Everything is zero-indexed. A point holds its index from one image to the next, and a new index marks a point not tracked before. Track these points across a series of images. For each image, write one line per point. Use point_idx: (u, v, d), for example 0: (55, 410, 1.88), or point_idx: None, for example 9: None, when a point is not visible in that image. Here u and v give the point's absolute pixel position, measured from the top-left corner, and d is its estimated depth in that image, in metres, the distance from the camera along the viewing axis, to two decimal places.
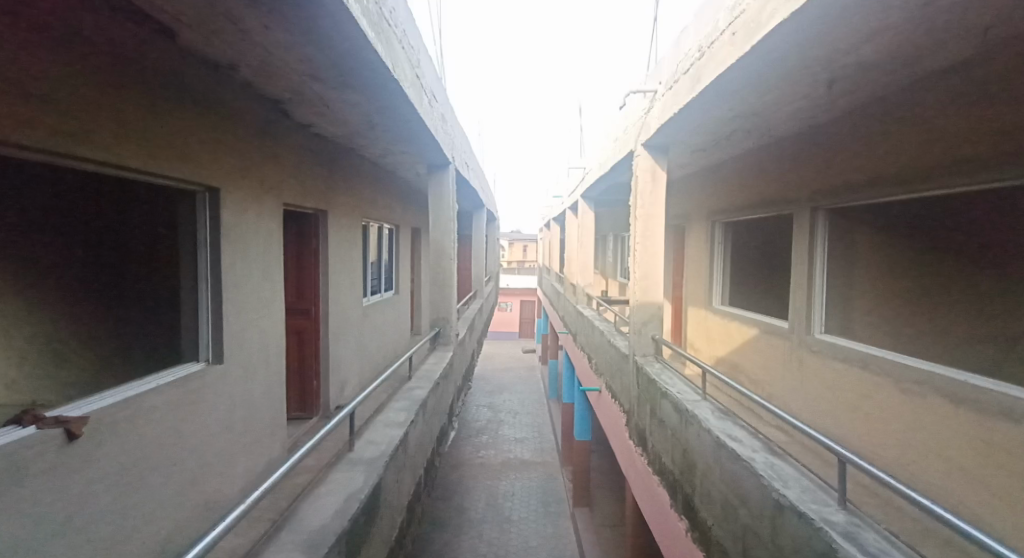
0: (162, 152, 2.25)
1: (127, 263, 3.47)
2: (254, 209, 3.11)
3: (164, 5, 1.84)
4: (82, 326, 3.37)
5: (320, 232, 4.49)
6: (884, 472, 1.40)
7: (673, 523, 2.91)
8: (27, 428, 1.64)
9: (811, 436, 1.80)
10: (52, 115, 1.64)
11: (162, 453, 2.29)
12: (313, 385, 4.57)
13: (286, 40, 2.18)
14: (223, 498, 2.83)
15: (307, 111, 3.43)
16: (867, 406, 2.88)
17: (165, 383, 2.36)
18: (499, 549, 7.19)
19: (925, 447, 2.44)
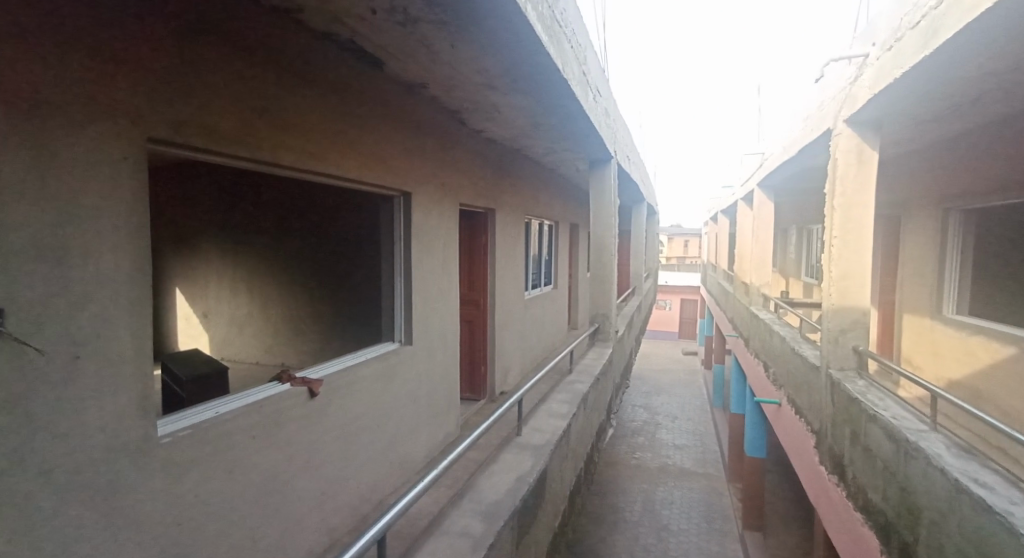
0: (371, 164, 2.67)
1: (338, 254, 4.06)
2: (437, 210, 3.48)
3: (376, 38, 2.16)
4: (309, 308, 4.15)
5: (488, 229, 4.83)
6: None
7: None
8: (283, 385, 2.13)
9: None
10: (298, 139, 2.08)
11: (369, 417, 2.72)
12: (481, 370, 4.95)
13: (469, 55, 2.38)
14: (412, 462, 3.25)
15: (481, 118, 3.71)
16: None
17: (371, 358, 2.80)
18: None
19: None
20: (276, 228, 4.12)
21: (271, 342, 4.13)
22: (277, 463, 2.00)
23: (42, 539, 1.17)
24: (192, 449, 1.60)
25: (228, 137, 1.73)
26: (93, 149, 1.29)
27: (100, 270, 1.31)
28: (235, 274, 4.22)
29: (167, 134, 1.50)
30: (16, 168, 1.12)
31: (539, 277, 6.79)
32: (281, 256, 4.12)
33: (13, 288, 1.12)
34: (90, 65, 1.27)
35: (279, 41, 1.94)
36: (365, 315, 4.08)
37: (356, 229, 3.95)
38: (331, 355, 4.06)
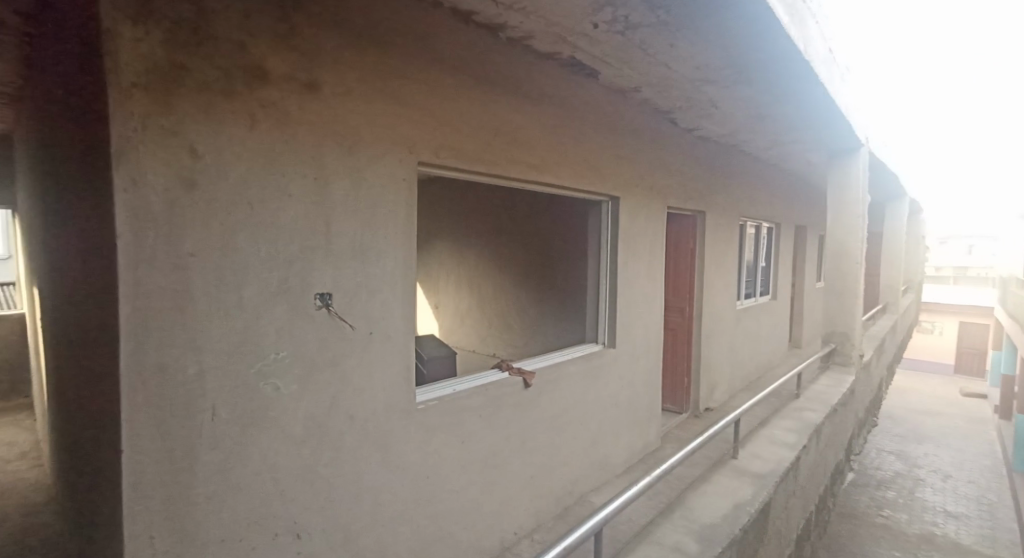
0: (586, 172, 2.78)
1: (541, 256, 4.18)
2: (645, 213, 3.42)
3: (595, 49, 2.25)
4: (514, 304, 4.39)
5: (696, 233, 4.53)
6: None
7: None
8: (503, 373, 2.38)
9: None
10: (524, 153, 2.29)
11: (574, 413, 2.85)
12: (684, 381, 4.68)
13: (690, 52, 2.28)
14: (613, 464, 3.27)
15: (694, 116, 3.51)
16: None
17: (577, 356, 2.92)
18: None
19: None
20: (493, 233, 4.56)
21: (486, 333, 4.63)
22: (498, 442, 2.26)
23: (345, 466, 1.57)
24: (437, 417, 1.92)
25: (472, 156, 2.01)
26: (386, 174, 1.65)
27: (386, 267, 1.67)
28: (461, 272, 4.87)
29: (431, 158, 1.83)
30: (343, 190, 1.52)
31: (754, 287, 6.10)
32: (497, 258, 4.53)
33: (337, 279, 1.52)
34: (385, 109, 1.64)
35: (513, 67, 2.18)
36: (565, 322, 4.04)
37: (562, 233, 4.03)
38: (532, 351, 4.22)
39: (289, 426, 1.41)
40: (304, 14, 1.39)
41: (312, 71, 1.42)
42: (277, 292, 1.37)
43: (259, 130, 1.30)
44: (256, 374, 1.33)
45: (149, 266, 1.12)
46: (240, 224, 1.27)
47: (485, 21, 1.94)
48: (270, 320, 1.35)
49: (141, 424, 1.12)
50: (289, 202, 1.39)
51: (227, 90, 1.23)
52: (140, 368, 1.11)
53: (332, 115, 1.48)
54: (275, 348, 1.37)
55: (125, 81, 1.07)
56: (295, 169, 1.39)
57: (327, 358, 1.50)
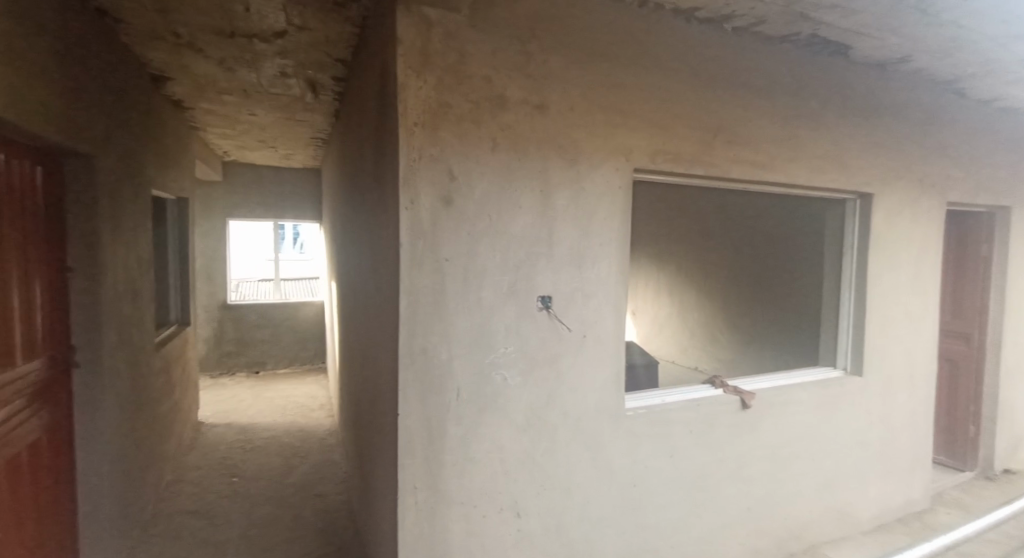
0: (827, 167, 2.38)
1: (765, 259, 3.41)
2: (911, 213, 2.75)
3: (846, 21, 1.92)
4: (727, 314, 3.68)
5: (992, 235, 3.40)
6: None
7: None
8: (717, 390, 2.20)
9: None
10: (750, 150, 2.09)
11: (804, 445, 2.46)
12: (969, 430, 3.58)
13: (993, 4, 1.75)
14: (856, 516, 2.71)
15: (996, 83, 2.68)
16: None
17: (811, 382, 2.51)
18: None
19: None
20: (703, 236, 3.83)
21: (688, 344, 3.93)
22: (710, 463, 2.10)
23: (560, 460, 1.67)
24: (645, 427, 1.89)
25: (691, 158, 1.91)
26: (603, 182, 1.70)
27: (601, 272, 1.72)
28: (658, 277, 4.20)
29: (646, 163, 1.80)
30: (564, 200, 1.63)
31: None
32: (706, 263, 3.84)
33: (557, 284, 1.64)
34: (606, 119, 1.69)
35: (742, 58, 2.01)
36: (791, 351, 3.24)
37: (793, 230, 3.22)
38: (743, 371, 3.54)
39: (513, 414, 1.57)
40: (539, 42, 1.54)
41: (541, 92, 1.56)
42: (508, 293, 1.54)
43: (499, 150, 1.49)
44: (490, 365, 1.52)
45: (418, 268, 1.38)
46: (481, 233, 1.48)
47: (710, 14, 1.84)
48: (502, 317, 1.53)
49: (410, 395, 1.40)
50: (520, 213, 1.55)
51: (476, 119, 1.45)
52: (411, 350, 1.39)
53: (558, 131, 1.60)
54: (504, 343, 1.54)
55: (410, 121, 1.35)
56: (525, 184, 1.55)
57: (546, 356, 1.62)
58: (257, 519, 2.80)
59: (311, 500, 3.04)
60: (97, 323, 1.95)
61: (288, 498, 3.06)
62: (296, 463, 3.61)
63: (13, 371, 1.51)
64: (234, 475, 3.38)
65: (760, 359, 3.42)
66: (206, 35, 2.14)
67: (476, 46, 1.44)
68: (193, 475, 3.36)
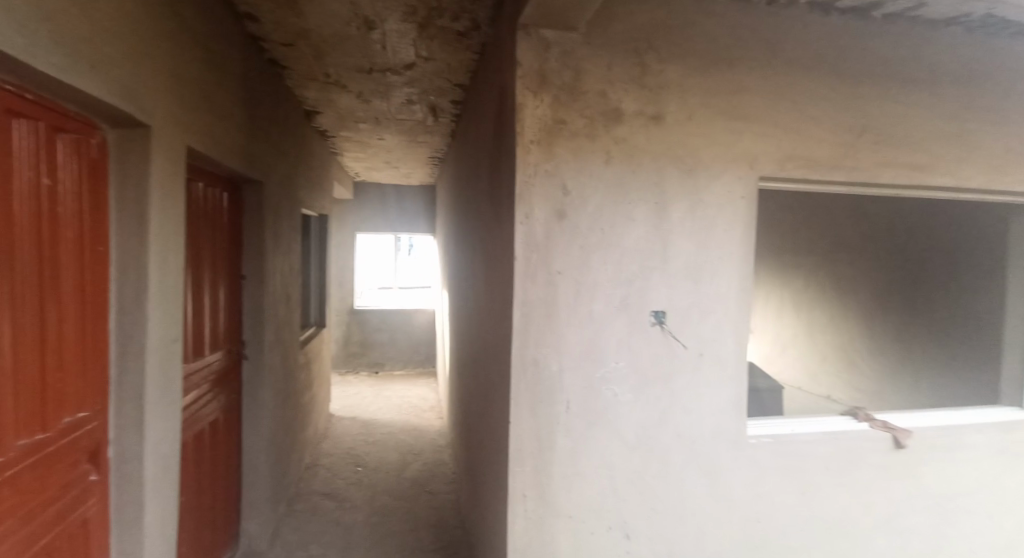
0: (1009, 166, 2.00)
1: (923, 272, 2.90)
2: None
3: None
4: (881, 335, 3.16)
5: None
6: None
7: None
8: (860, 423, 1.93)
9: None
10: (904, 150, 1.83)
11: (978, 499, 2.06)
12: None
13: None
14: None
15: None
16: None
17: (989, 423, 2.10)
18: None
19: None
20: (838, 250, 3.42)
21: (816, 369, 3.51)
22: (850, 506, 1.86)
23: (672, 483, 1.60)
24: (771, 457, 1.73)
25: (828, 163, 1.74)
26: (724, 192, 1.61)
27: (719, 287, 1.62)
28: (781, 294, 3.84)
29: (774, 170, 1.67)
30: (681, 212, 1.57)
31: None
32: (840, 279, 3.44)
33: (672, 298, 1.58)
34: (728, 126, 1.61)
35: (894, 47, 1.78)
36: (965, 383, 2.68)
37: (953, 237, 2.66)
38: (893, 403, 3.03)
39: (623, 430, 1.54)
40: (657, 52, 1.51)
41: (659, 102, 1.53)
42: (619, 307, 1.52)
43: (613, 163, 1.49)
44: (600, 379, 1.51)
45: (531, 280, 1.42)
46: (593, 247, 1.48)
47: (855, 3, 1.66)
48: (613, 331, 1.51)
49: (521, 404, 1.43)
50: (633, 226, 1.52)
51: (592, 134, 1.46)
52: (523, 360, 1.43)
53: (675, 141, 1.55)
54: (615, 358, 1.52)
55: (527, 139, 1.41)
56: (640, 196, 1.52)
57: (659, 373, 1.57)
58: (377, 508, 3.05)
59: (424, 495, 3.23)
60: (260, 323, 2.29)
61: (403, 491, 3.29)
62: (411, 460, 3.87)
63: (203, 361, 1.83)
64: (358, 465, 3.72)
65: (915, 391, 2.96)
66: (349, 73, 2.43)
67: (593, 62, 1.46)
68: (325, 461, 3.76)
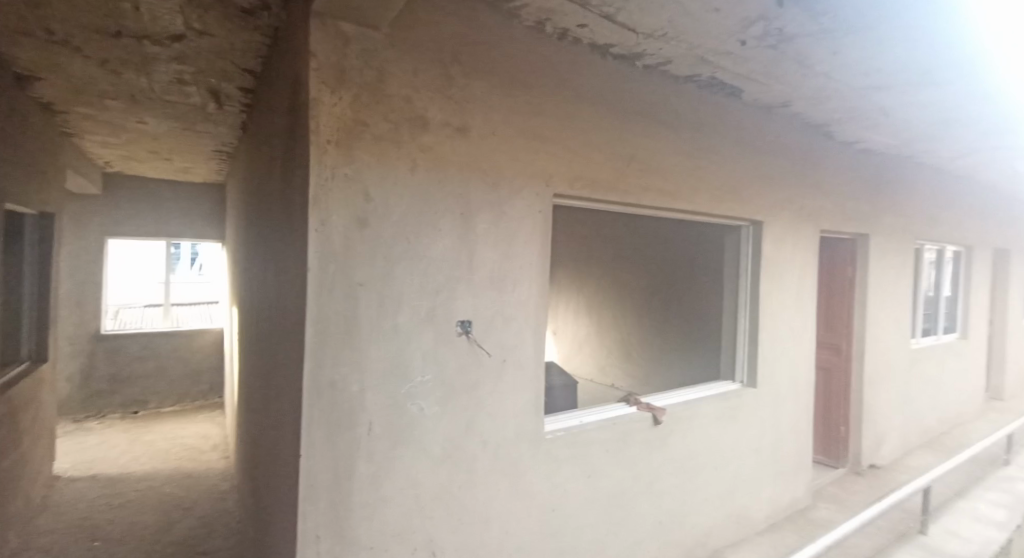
0: (725, 197, 2.62)
1: (668, 280, 3.78)
2: (792, 239, 3.09)
3: (740, 66, 2.14)
4: (644, 331, 3.91)
5: (856, 261, 4.03)
6: None
7: None
8: (630, 407, 2.28)
9: None
10: (659, 179, 2.23)
11: (708, 457, 2.62)
12: (841, 431, 4.13)
13: (852, 59, 2.05)
14: (753, 520, 2.92)
15: (857, 127, 3.12)
16: None
17: (712, 395, 2.69)
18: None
19: None
20: (602, 257, 4.17)
21: (603, 361, 3.97)
22: (624, 482, 2.16)
23: (479, 489, 1.62)
24: (564, 449, 1.90)
25: (605, 186, 2.00)
26: (524, 206, 1.73)
27: (521, 295, 1.72)
28: (576, 296, 4.29)
29: (566, 188, 1.86)
30: (485, 223, 1.62)
31: (931, 322, 5.21)
32: (611, 282, 4.09)
33: (476, 307, 1.61)
34: (527, 145, 1.73)
35: (650, 94, 2.16)
36: (699, 363, 3.56)
37: (690, 258, 3.64)
38: (660, 385, 3.74)
39: (430, 445, 1.50)
40: (461, 67, 1.54)
41: (463, 114, 1.55)
42: (425, 319, 1.48)
43: (418, 172, 1.45)
44: (406, 395, 1.45)
45: (328, 294, 1.29)
46: (398, 257, 1.42)
47: (624, 51, 1.96)
48: (419, 344, 1.47)
49: (315, 433, 1.28)
50: (440, 236, 1.51)
51: (395, 139, 1.40)
52: (317, 383, 1.27)
53: (480, 155, 1.60)
54: (422, 371, 1.48)
55: (322, 138, 1.27)
56: (446, 206, 1.52)
57: (466, 383, 1.58)
58: None
59: None
60: None
61: None
62: (180, 517, 3.20)
63: None
64: (97, 538, 2.92)
65: (671, 373, 3.69)
66: (83, 33, 1.90)
67: (396, 66, 1.40)
68: (42, 543, 2.83)
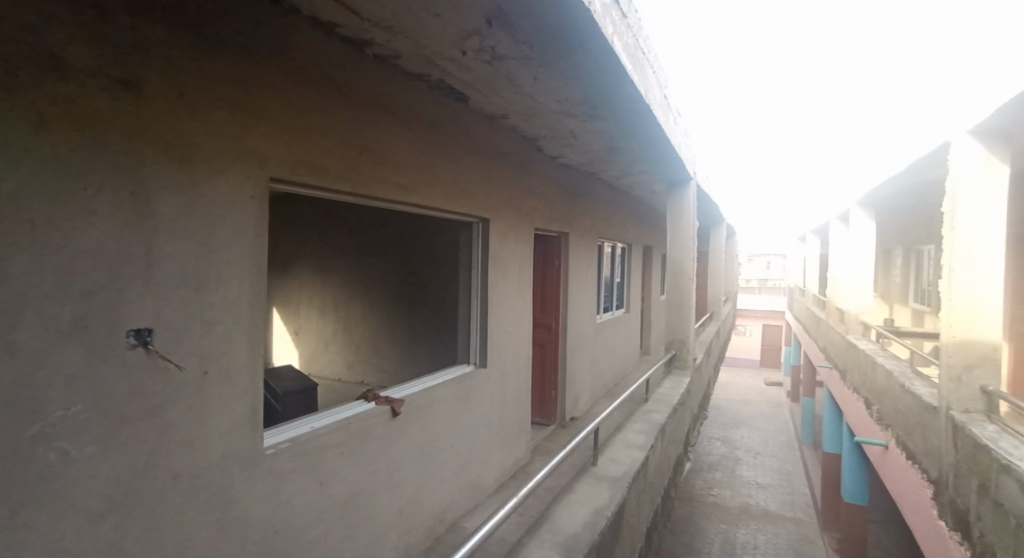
0: (457, 195, 2.82)
1: (412, 279, 4.26)
2: (513, 235, 3.54)
3: (464, 75, 2.31)
4: (392, 326, 4.34)
5: (561, 253, 4.91)
6: None
7: None
8: (369, 403, 2.24)
9: None
10: (391, 172, 2.24)
11: (445, 438, 2.79)
12: (552, 394, 4.98)
13: (552, 85, 2.46)
14: (484, 486, 3.26)
15: (558, 144, 3.77)
16: None
17: (448, 379, 2.87)
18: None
19: None
20: (349, 254, 4.48)
21: (353, 360, 4.46)
22: (360, 480, 2.09)
23: (168, 535, 1.32)
24: (290, 461, 1.73)
25: (333, 175, 1.89)
26: (228, 190, 1.48)
27: (226, 294, 1.48)
28: (325, 297, 4.62)
29: (284, 173, 1.68)
30: (170, 208, 1.31)
31: (610, 300, 6.78)
32: (357, 281, 4.46)
33: (159, 312, 1.30)
34: (229, 119, 1.47)
35: (379, 85, 2.13)
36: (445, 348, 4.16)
37: (428, 259, 4.16)
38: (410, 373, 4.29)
39: (84, 497, 1.13)
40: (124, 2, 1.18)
41: (127, 65, 1.19)
42: (71, 332, 1.10)
43: (50, 132, 1.06)
44: (36, 439, 1.04)
45: None
46: (16, 249, 1.01)
47: (349, 35, 1.86)
48: (59, 368, 1.08)
49: None
50: (97, 221, 1.15)
51: (6, 81, 0.98)
52: None
53: (160, 122, 1.28)
54: (63, 404, 1.09)
55: None
56: (107, 183, 1.17)
57: (146, 407, 1.26)
58: None
59: None
60: None
61: None
62: None
63: None
64: None
65: (420, 362, 4.26)
66: None
67: None
68: None
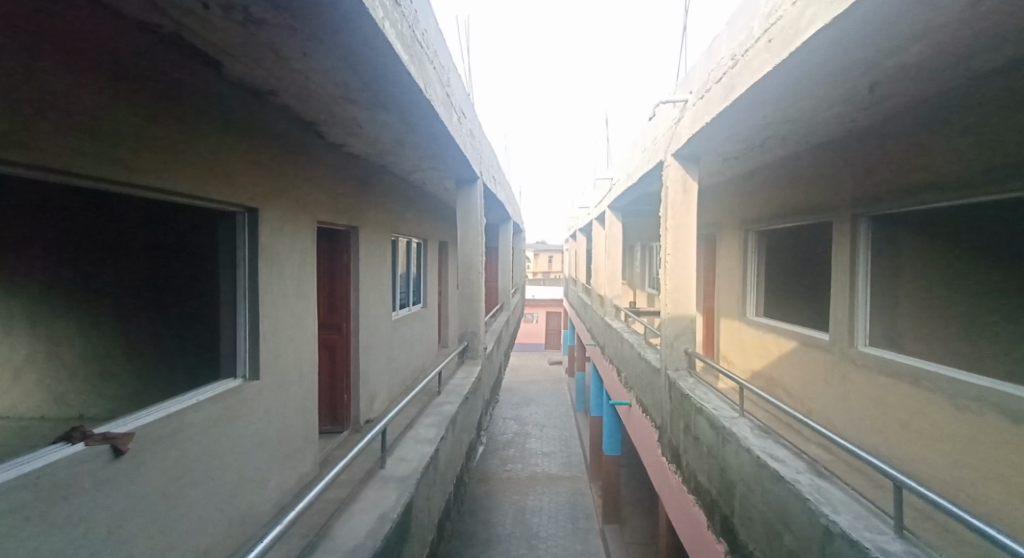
0: (208, 178, 2.37)
1: (163, 282, 3.62)
2: (289, 228, 3.16)
3: (211, 36, 1.93)
4: (128, 343, 3.50)
5: (350, 248, 4.63)
6: (888, 467, 1.55)
7: (709, 536, 2.99)
8: (76, 444, 1.70)
9: (846, 451, 1.81)
10: (103, 143, 1.74)
11: (200, 469, 2.33)
12: (343, 399, 4.65)
13: (323, 64, 2.24)
14: (259, 515, 2.85)
15: (341, 132, 3.50)
16: (909, 421, 2.80)
17: (204, 399, 2.40)
18: (537, 547, 7.67)
19: (889, 425, 2.98)
20: (21, 248, 3.28)
21: (64, 389, 3.12)
22: (64, 548, 1.58)
23: None
24: None
25: None
26: None
27: None
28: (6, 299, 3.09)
29: None
30: None
31: (407, 296, 6.70)
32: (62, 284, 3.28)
33: None
34: None
35: (83, 28, 1.62)
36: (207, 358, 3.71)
37: (187, 257, 3.61)
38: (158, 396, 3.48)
39: None
40: None
41: None
42: None
43: None
44: None
45: None
46: None
47: None
48: None
49: None
50: None
51: None
52: None
53: None
54: None
55: None
56: None
57: None
58: None
59: None
60: None
61: None
62: None
63: None
64: None
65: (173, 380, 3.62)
66: None
67: None
68: None
